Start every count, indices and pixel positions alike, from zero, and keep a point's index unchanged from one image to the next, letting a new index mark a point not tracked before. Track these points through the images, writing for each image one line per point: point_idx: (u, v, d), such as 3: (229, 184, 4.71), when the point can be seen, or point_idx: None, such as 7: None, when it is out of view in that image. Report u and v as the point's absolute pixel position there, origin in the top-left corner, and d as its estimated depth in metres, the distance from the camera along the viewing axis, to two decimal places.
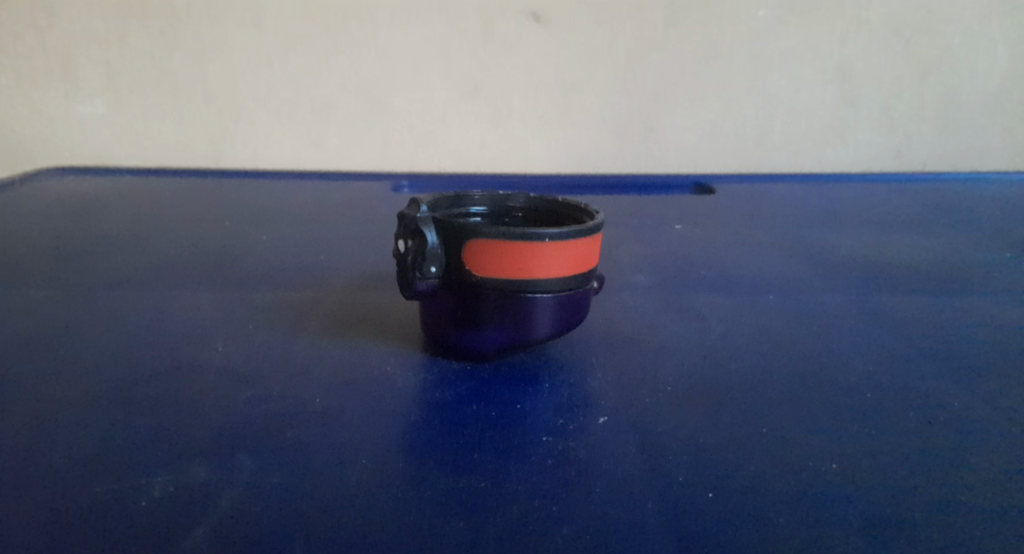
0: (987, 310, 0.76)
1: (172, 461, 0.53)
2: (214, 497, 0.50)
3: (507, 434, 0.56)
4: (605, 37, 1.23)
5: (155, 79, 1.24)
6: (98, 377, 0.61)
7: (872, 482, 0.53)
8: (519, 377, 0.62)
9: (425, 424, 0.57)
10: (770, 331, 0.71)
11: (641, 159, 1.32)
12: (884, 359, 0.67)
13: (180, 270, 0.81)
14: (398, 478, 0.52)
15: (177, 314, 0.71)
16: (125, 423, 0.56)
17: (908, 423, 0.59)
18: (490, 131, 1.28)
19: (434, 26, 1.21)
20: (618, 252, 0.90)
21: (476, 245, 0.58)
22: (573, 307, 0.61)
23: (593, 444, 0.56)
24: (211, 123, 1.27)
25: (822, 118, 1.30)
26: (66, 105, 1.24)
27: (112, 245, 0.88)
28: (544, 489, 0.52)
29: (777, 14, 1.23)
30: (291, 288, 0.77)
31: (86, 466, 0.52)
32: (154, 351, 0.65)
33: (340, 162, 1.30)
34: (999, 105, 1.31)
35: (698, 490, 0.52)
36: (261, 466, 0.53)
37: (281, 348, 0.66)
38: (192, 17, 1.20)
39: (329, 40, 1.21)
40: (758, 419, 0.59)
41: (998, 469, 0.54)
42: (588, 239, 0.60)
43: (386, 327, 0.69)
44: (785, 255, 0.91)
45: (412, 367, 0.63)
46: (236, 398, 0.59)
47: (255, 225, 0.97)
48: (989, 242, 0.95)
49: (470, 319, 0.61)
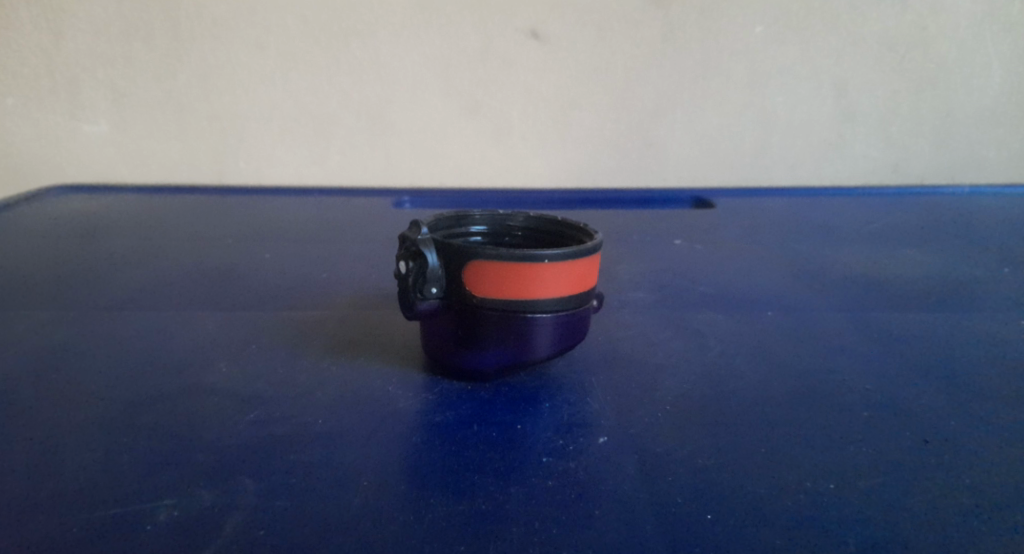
0: (984, 325, 0.76)
1: (177, 483, 0.53)
2: (218, 521, 0.51)
3: (508, 454, 0.57)
4: (604, 54, 1.24)
5: (159, 98, 1.24)
6: (103, 399, 0.62)
7: (871, 500, 0.54)
8: (520, 397, 0.63)
9: (426, 446, 0.57)
10: (769, 348, 0.72)
11: (640, 174, 1.33)
12: (882, 375, 0.67)
13: (185, 290, 0.82)
14: (400, 500, 0.53)
15: (181, 335, 0.71)
16: (130, 446, 0.56)
17: (906, 441, 0.59)
18: (490, 147, 1.29)
19: (434, 43, 1.22)
20: (617, 269, 0.91)
21: (476, 267, 0.59)
22: (572, 327, 0.62)
23: (593, 464, 0.56)
24: (214, 141, 1.27)
25: (821, 132, 1.31)
26: (70, 124, 1.25)
27: (117, 264, 0.89)
28: (545, 510, 0.52)
29: (774, 30, 1.24)
30: (293, 308, 0.78)
31: (91, 490, 0.53)
32: (159, 373, 0.65)
33: (341, 179, 1.30)
34: (996, 117, 1.32)
35: (698, 510, 0.53)
36: (264, 489, 0.53)
37: (284, 368, 0.66)
38: (195, 36, 1.21)
39: (330, 58, 1.23)
40: (757, 438, 0.59)
41: (998, 486, 0.55)
42: (586, 259, 0.60)
43: (388, 347, 0.70)
44: (784, 271, 0.91)
45: (414, 387, 0.64)
46: (239, 420, 0.59)
47: (258, 244, 0.98)
48: (986, 256, 0.95)
49: (470, 340, 0.61)
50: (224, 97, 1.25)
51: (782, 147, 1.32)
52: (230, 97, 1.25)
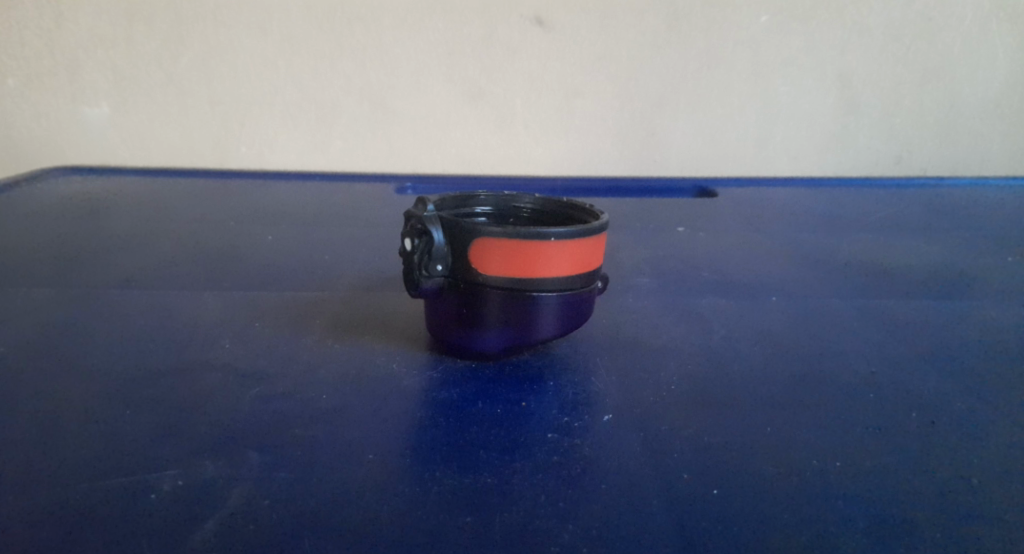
0: (988, 314, 0.76)
1: (180, 457, 0.53)
2: (223, 493, 0.51)
3: (512, 432, 0.57)
4: (608, 43, 1.24)
5: (161, 81, 1.24)
6: (106, 375, 0.61)
7: (875, 480, 0.54)
8: (524, 378, 0.63)
9: (429, 423, 0.57)
10: (773, 333, 0.72)
11: (643, 164, 1.33)
12: (886, 361, 0.67)
13: (188, 270, 0.81)
14: (403, 475, 0.53)
15: (183, 313, 0.71)
16: (134, 420, 0.56)
17: (910, 424, 0.59)
18: (493, 135, 1.29)
19: (437, 29, 1.22)
20: (620, 255, 0.91)
21: (482, 244, 0.59)
22: (577, 307, 0.62)
23: (598, 442, 0.56)
24: (215, 126, 1.27)
25: (824, 124, 1.31)
26: (71, 106, 1.25)
27: (119, 245, 0.88)
28: (549, 487, 0.52)
29: (778, 20, 1.24)
30: (296, 288, 0.78)
31: (96, 462, 0.53)
32: (161, 350, 0.65)
33: (343, 165, 1.30)
34: (999, 112, 1.32)
35: (702, 489, 0.53)
36: (269, 463, 0.53)
37: (287, 347, 0.66)
38: (198, 19, 1.20)
39: (334, 43, 1.22)
40: (762, 420, 0.59)
41: (1002, 470, 0.55)
42: (592, 240, 0.60)
43: (392, 327, 0.70)
44: (787, 259, 0.91)
45: (418, 365, 0.64)
46: (242, 396, 0.59)
47: (260, 227, 0.97)
48: (988, 248, 0.95)
49: (474, 319, 0.61)
50: (227, 81, 1.24)
51: (784, 139, 1.32)
52: (232, 82, 1.24)
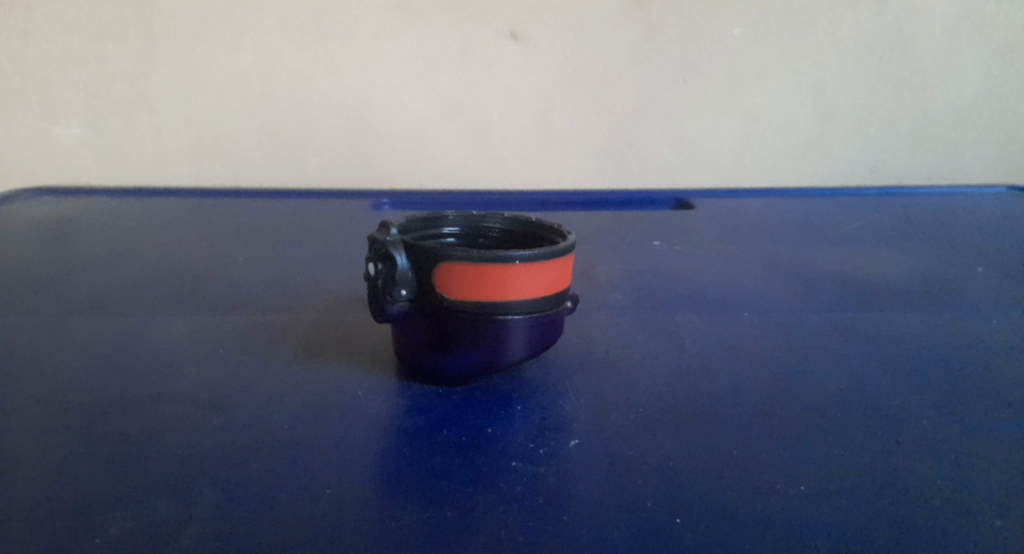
0: (957, 328, 0.76)
1: (136, 493, 0.52)
2: (175, 531, 0.50)
3: (478, 461, 0.56)
4: (583, 55, 1.24)
5: (133, 99, 1.23)
6: (65, 407, 0.60)
7: (841, 500, 0.53)
8: (493, 403, 0.62)
9: (393, 452, 0.56)
10: (744, 350, 0.72)
11: (621, 176, 1.32)
12: (856, 378, 0.67)
13: (155, 295, 0.80)
14: (363, 509, 0.52)
15: (149, 340, 0.70)
16: (90, 455, 0.55)
17: (877, 441, 0.59)
18: (471, 149, 1.28)
19: (413, 44, 1.22)
20: (595, 271, 0.90)
21: (447, 269, 0.58)
22: (545, 330, 0.61)
23: (565, 469, 0.55)
24: (190, 143, 1.26)
25: (800, 134, 1.31)
26: (42, 126, 1.23)
27: (88, 269, 0.87)
28: (512, 518, 0.51)
29: (752, 31, 1.24)
30: (265, 311, 0.77)
31: (48, 501, 0.51)
32: (123, 380, 0.64)
33: (320, 181, 1.29)
34: (972, 120, 1.32)
35: (666, 516, 0.52)
36: (226, 498, 0.52)
37: (251, 374, 0.65)
38: (170, 37, 1.20)
39: (308, 60, 1.22)
40: (729, 441, 0.58)
41: (966, 487, 0.54)
42: (559, 260, 0.60)
43: (360, 351, 0.69)
44: (761, 273, 0.91)
45: (384, 392, 0.63)
46: (204, 428, 0.58)
47: (233, 248, 0.96)
48: (960, 259, 0.95)
49: (441, 343, 0.60)
50: (200, 98, 1.23)
51: (762, 148, 1.32)
52: (205, 99, 1.23)
